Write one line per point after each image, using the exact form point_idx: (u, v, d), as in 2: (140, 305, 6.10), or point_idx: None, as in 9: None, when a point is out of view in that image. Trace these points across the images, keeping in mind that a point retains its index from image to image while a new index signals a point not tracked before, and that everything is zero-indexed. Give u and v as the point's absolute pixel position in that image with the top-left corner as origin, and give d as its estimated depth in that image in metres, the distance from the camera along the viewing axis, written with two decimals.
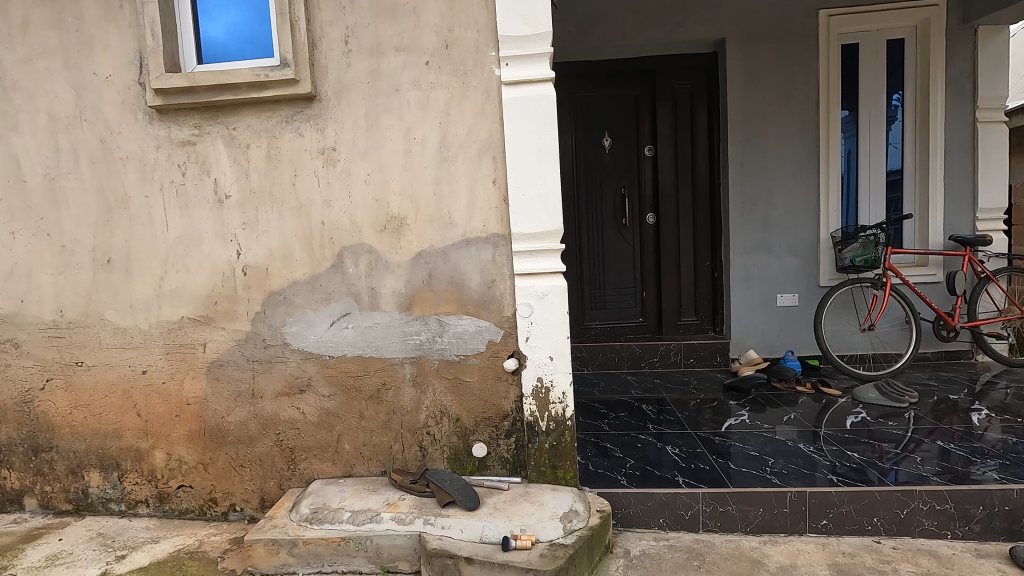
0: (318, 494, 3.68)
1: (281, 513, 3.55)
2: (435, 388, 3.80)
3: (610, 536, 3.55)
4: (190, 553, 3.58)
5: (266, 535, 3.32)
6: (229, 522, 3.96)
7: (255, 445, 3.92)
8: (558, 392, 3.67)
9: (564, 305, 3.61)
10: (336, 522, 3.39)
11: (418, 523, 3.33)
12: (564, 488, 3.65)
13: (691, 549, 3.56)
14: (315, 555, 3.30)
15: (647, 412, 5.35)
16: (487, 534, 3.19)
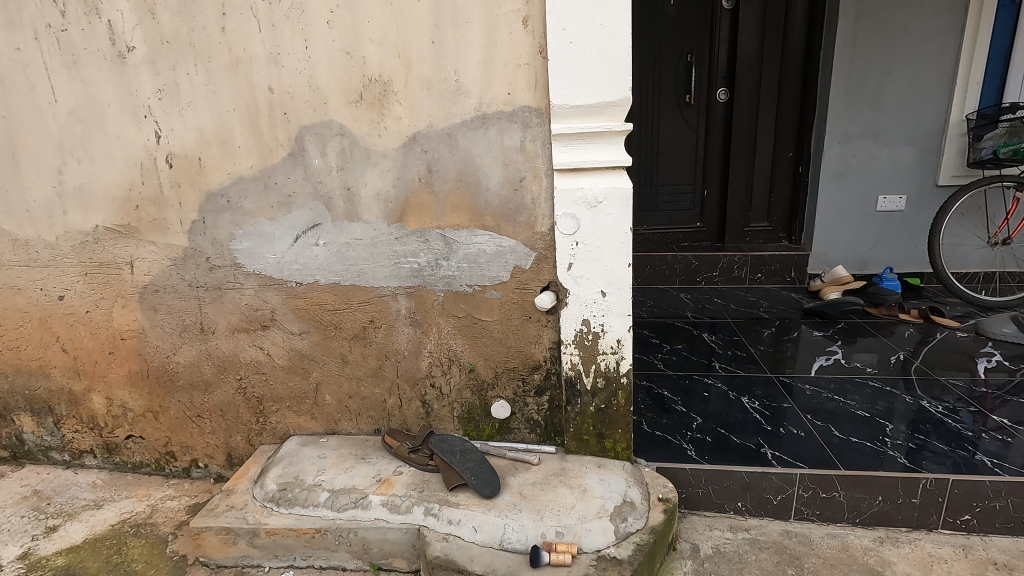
0: (291, 462, 2.83)
1: (242, 486, 2.72)
2: (441, 329, 2.79)
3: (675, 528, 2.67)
4: (135, 527, 2.83)
5: (217, 522, 2.51)
6: (192, 480, 3.20)
7: (213, 392, 3.06)
8: (611, 340, 2.62)
9: (625, 219, 2.44)
10: (310, 507, 2.56)
11: (417, 513, 2.48)
12: (613, 464, 2.74)
13: (782, 549, 2.66)
14: (283, 548, 2.51)
15: (710, 344, 4.32)
16: (509, 539, 2.32)
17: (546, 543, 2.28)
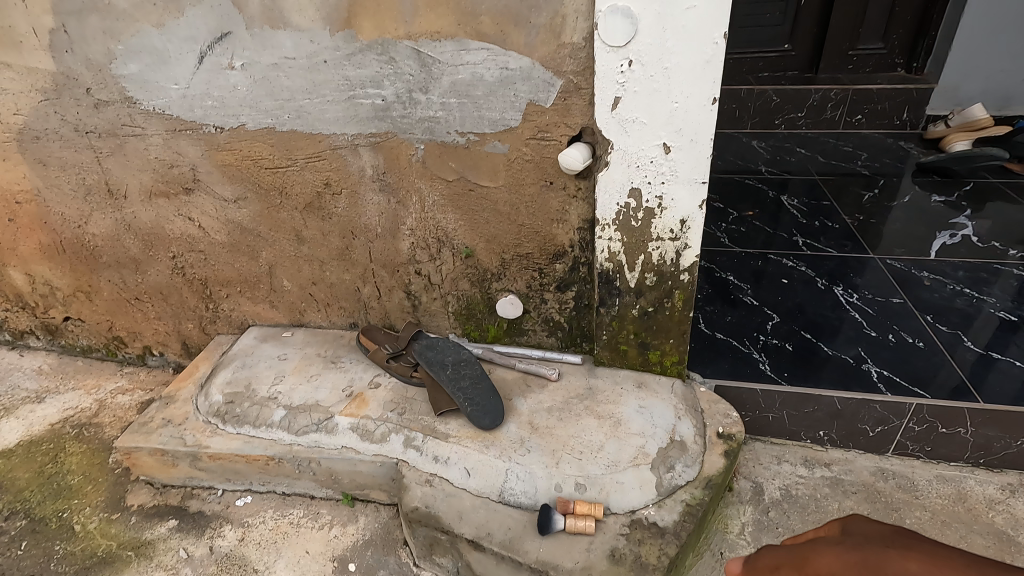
0: (244, 364, 2.24)
1: (186, 393, 2.18)
2: (425, 199, 1.95)
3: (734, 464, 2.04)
4: (78, 429, 2.40)
5: (149, 442, 2.00)
6: (149, 370, 2.71)
7: (147, 273, 2.40)
8: (670, 221, 1.76)
9: (718, 18, 1.41)
10: (263, 428, 2.01)
11: (395, 444, 1.91)
12: (657, 384, 2.05)
13: (875, 495, 2.02)
14: (235, 472, 2.03)
15: (791, 211, 3.35)
16: (513, 490, 1.74)
17: (561, 500, 1.68)
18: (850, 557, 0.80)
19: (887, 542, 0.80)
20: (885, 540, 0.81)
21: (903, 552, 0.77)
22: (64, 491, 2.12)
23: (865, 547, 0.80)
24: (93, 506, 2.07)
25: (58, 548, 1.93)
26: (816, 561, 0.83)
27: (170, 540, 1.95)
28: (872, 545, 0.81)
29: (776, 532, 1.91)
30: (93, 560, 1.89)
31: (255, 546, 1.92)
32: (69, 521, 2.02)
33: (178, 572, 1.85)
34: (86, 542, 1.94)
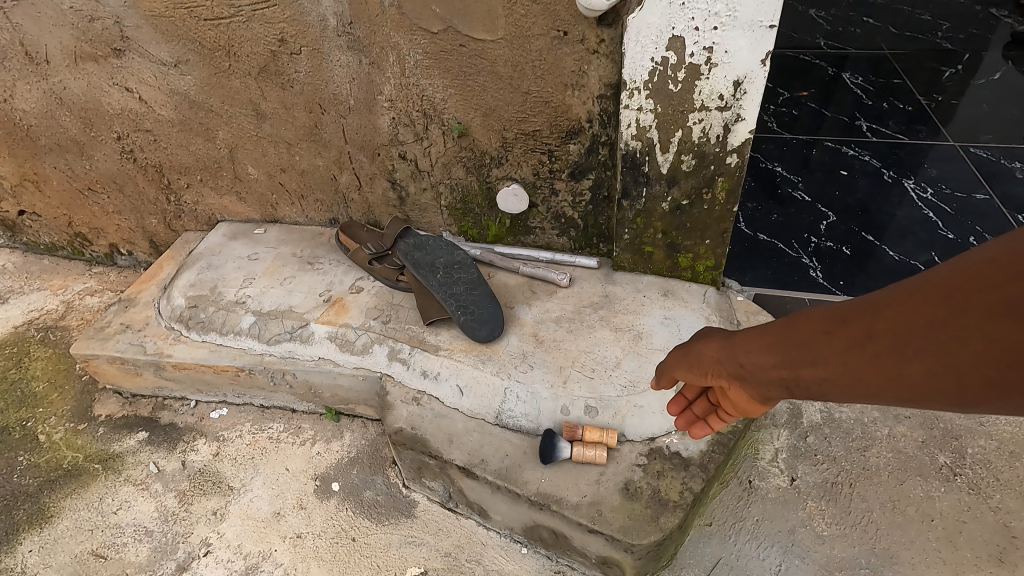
0: (210, 265, 1.96)
1: (147, 297, 1.93)
2: (404, 59, 1.54)
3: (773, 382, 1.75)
4: (43, 333, 2.19)
5: (106, 350, 1.79)
6: (120, 270, 2.46)
7: (94, 158, 2.06)
8: (720, 83, 1.34)
9: None
10: (230, 337, 1.76)
11: (379, 357, 1.65)
12: (687, 293, 1.73)
13: (932, 421, 1.75)
14: (205, 384, 1.82)
15: (853, 92, 2.82)
16: (512, 412, 1.50)
17: (568, 427, 1.43)
18: (674, 353, 1.11)
19: (700, 333, 1.08)
20: (704, 329, 1.09)
21: (702, 336, 1.05)
22: (28, 399, 1.96)
23: (686, 341, 1.10)
24: (58, 416, 1.90)
25: (21, 458, 1.79)
26: (665, 361, 1.16)
27: (140, 454, 1.79)
28: (693, 338, 1.09)
29: (815, 459, 1.68)
30: (59, 474, 1.74)
31: (231, 463, 1.75)
32: (34, 431, 1.86)
33: (148, 487, 1.70)
34: (51, 454, 1.79)
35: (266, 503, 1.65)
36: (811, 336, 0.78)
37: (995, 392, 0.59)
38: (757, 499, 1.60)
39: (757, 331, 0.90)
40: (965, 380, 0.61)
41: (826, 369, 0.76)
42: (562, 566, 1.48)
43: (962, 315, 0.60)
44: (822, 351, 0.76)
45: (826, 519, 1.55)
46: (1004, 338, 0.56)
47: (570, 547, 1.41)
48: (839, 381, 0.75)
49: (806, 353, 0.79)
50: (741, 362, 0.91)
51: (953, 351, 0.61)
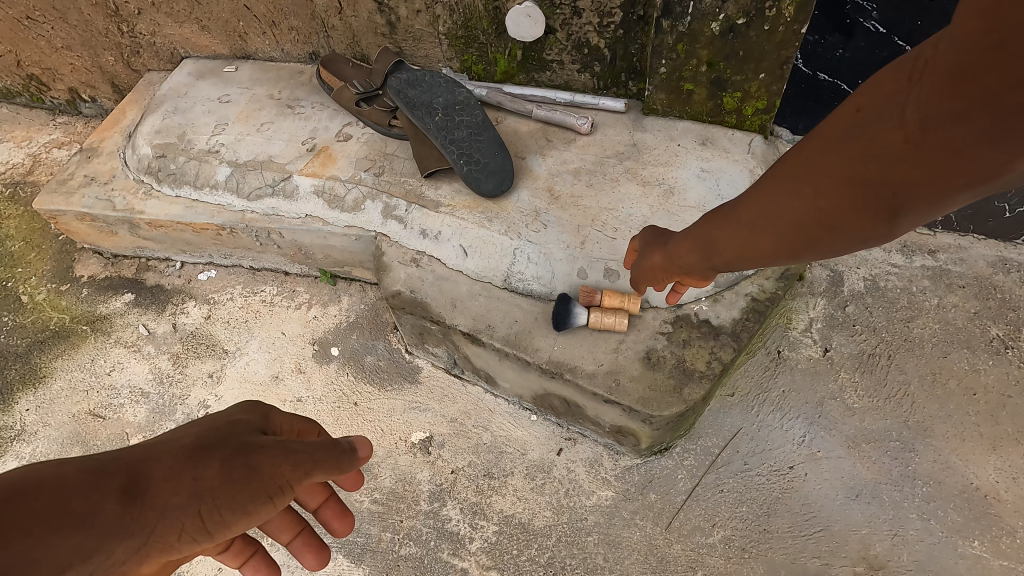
0: (177, 109, 1.71)
1: (111, 146, 1.71)
2: None
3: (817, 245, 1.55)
4: (12, 189, 2.00)
5: (72, 204, 1.61)
6: (87, 120, 2.20)
7: None
8: None
9: None
10: (205, 191, 1.56)
11: (372, 214, 1.46)
12: (730, 142, 1.47)
13: (989, 291, 1.57)
14: (187, 243, 1.66)
15: None
16: (523, 276, 1.33)
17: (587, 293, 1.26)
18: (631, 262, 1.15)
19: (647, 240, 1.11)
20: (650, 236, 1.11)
21: (647, 244, 1.09)
22: (5, 259, 1.82)
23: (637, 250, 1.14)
24: (39, 276, 1.78)
25: (6, 319, 1.70)
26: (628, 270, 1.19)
27: (128, 316, 1.69)
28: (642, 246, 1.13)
29: (853, 330, 1.53)
30: (47, 335, 1.66)
31: (224, 326, 1.65)
32: (15, 291, 1.75)
33: (140, 350, 1.62)
34: (36, 314, 1.70)
35: (264, 367, 1.57)
36: (712, 221, 0.83)
37: (833, 232, 0.65)
38: (785, 370, 1.48)
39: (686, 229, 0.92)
40: (814, 230, 0.66)
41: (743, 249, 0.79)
42: (573, 434, 1.41)
43: (803, 175, 0.64)
44: (720, 233, 0.81)
45: (859, 391, 1.44)
46: (830, 188, 0.61)
47: (582, 415, 1.32)
48: (755, 254, 0.78)
49: (708, 237, 0.84)
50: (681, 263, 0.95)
51: (799, 208, 0.66)
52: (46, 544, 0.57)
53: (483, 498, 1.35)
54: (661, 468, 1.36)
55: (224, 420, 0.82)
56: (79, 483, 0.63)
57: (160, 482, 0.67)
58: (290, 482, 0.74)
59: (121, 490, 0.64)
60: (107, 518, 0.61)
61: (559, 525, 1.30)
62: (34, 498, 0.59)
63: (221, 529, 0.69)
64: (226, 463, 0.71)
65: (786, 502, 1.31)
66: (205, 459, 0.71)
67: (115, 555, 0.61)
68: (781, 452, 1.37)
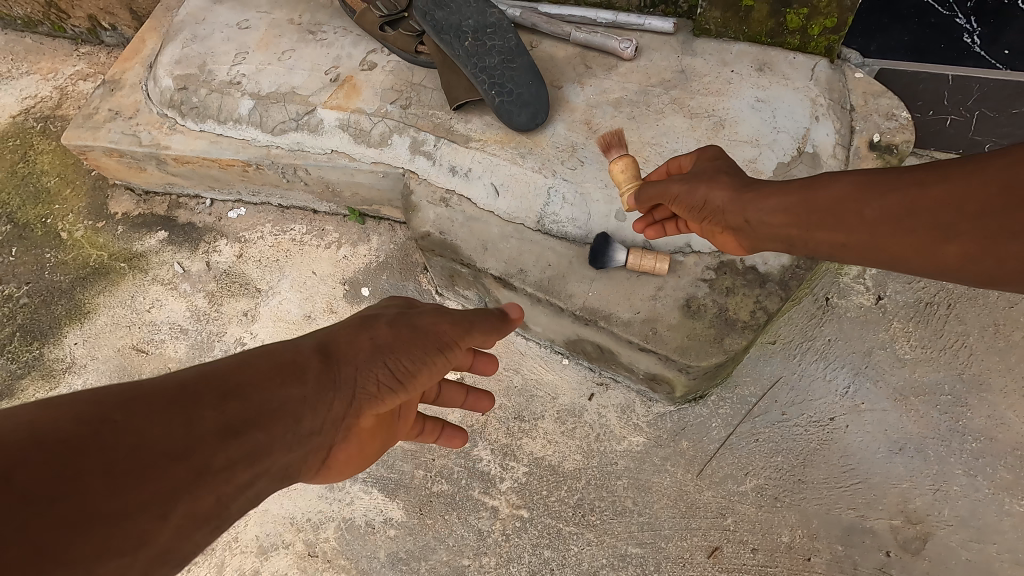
0: (196, 37, 1.62)
1: (132, 78, 1.66)
2: None
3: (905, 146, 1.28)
4: (43, 123, 1.99)
5: (99, 140, 1.58)
6: (109, 50, 2.14)
7: None
8: None
9: None
10: (229, 125, 1.51)
11: (401, 149, 1.39)
12: (790, 68, 1.32)
13: None
14: (215, 179, 1.63)
15: None
16: (558, 217, 1.26)
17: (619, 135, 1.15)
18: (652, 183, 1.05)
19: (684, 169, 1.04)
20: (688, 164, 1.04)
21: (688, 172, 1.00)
22: (42, 195, 1.84)
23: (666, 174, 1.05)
24: (76, 212, 1.80)
25: (49, 256, 1.73)
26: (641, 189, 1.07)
27: (163, 254, 1.70)
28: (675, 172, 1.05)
29: (911, 276, 1.42)
30: (87, 271, 1.69)
31: (255, 265, 1.65)
32: (55, 228, 1.78)
33: (177, 287, 1.64)
34: (76, 251, 1.73)
35: (296, 306, 1.58)
36: (812, 194, 0.81)
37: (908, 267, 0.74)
38: (833, 318, 1.40)
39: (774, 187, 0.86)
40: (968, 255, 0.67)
41: (857, 237, 0.76)
42: (605, 379, 1.39)
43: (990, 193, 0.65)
44: (822, 210, 0.79)
45: (912, 341, 1.36)
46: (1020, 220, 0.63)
47: (616, 361, 1.29)
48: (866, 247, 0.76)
49: (799, 205, 0.81)
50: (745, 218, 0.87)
51: (940, 235, 0.69)
52: (276, 396, 0.70)
53: (514, 440, 1.35)
54: (695, 416, 1.34)
55: (392, 304, 0.96)
56: (281, 358, 0.76)
57: (345, 350, 0.81)
58: (451, 336, 0.87)
59: (321, 359, 0.78)
60: (317, 375, 0.75)
61: (588, 468, 1.30)
62: (258, 364, 0.73)
63: (411, 380, 0.82)
64: (393, 330, 0.85)
65: (823, 453, 1.28)
66: (374, 329, 0.85)
67: (335, 405, 0.76)
68: (822, 404, 1.32)
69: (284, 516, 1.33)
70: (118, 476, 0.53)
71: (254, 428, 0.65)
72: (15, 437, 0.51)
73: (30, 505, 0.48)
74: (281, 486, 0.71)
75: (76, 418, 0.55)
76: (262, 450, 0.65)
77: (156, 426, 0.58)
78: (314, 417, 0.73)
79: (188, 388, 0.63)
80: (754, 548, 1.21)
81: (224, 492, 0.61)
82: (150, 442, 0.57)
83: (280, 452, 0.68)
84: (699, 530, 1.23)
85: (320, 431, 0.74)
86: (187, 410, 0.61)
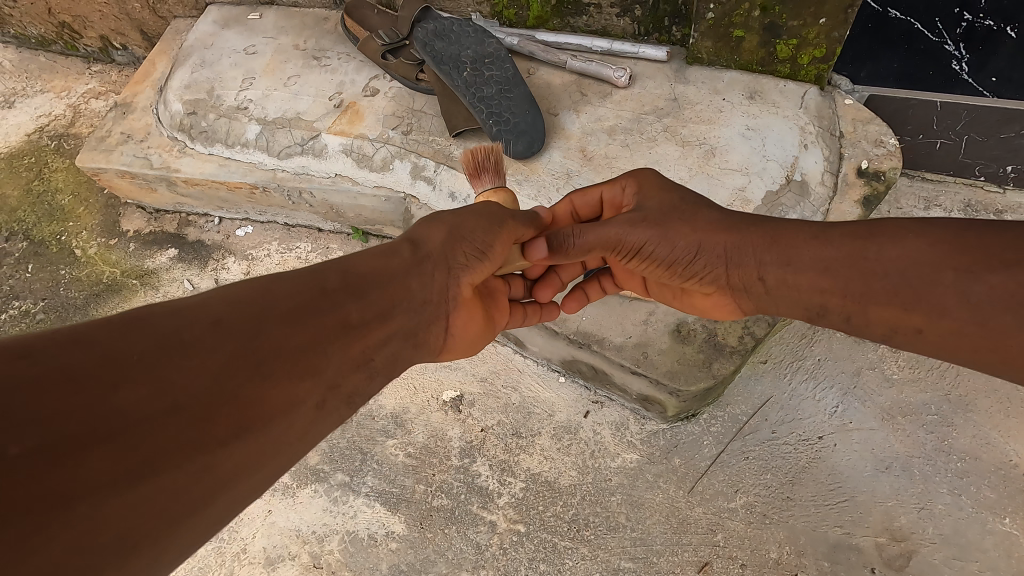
0: (204, 62, 1.67)
1: (144, 101, 1.71)
2: None
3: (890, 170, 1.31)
4: (57, 141, 2.05)
5: (112, 162, 1.64)
6: (120, 68, 2.20)
7: None
8: None
9: None
10: (237, 149, 1.56)
11: (402, 174, 1.43)
12: (781, 95, 1.35)
13: None
14: (223, 200, 1.69)
15: None
16: None
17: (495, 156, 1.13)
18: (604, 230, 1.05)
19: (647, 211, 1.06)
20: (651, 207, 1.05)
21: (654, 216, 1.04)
22: (57, 213, 1.90)
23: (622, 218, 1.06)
24: (90, 230, 1.86)
25: (64, 272, 1.79)
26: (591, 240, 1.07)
27: (173, 271, 1.75)
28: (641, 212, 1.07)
29: None
30: (101, 288, 1.75)
31: None
32: (69, 245, 1.84)
33: None
34: (90, 268, 1.78)
35: None
36: (866, 251, 0.86)
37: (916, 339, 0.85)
38: (823, 338, 1.43)
39: (803, 249, 0.93)
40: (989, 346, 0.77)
41: (885, 308, 0.85)
42: (600, 397, 1.43)
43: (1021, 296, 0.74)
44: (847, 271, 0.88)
45: (900, 362, 1.39)
46: None
47: (610, 381, 1.33)
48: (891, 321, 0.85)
49: (837, 263, 0.88)
50: (758, 277, 0.97)
51: (967, 323, 0.78)
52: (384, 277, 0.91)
53: (511, 456, 1.40)
54: (687, 434, 1.38)
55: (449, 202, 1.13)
56: (376, 253, 0.94)
57: (427, 243, 0.99)
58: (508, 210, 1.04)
59: (412, 247, 0.98)
60: (410, 262, 0.95)
61: (583, 484, 1.34)
62: (361, 258, 0.91)
63: (490, 251, 1.00)
64: (457, 216, 1.01)
65: (812, 471, 1.31)
66: (440, 221, 1.01)
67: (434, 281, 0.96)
68: (811, 422, 1.36)
69: (290, 529, 1.39)
70: (289, 323, 0.74)
71: (373, 296, 0.87)
72: (215, 304, 0.70)
73: (238, 352, 0.67)
74: (408, 356, 0.94)
75: (251, 289, 0.75)
76: (384, 313, 0.88)
77: (304, 293, 0.79)
78: (418, 286, 0.94)
79: (318, 273, 0.84)
80: (743, 564, 1.25)
81: (364, 344, 0.84)
82: (302, 304, 0.77)
83: (398, 317, 0.90)
84: (690, 546, 1.27)
85: (429, 303, 0.95)
86: (323, 285, 0.82)
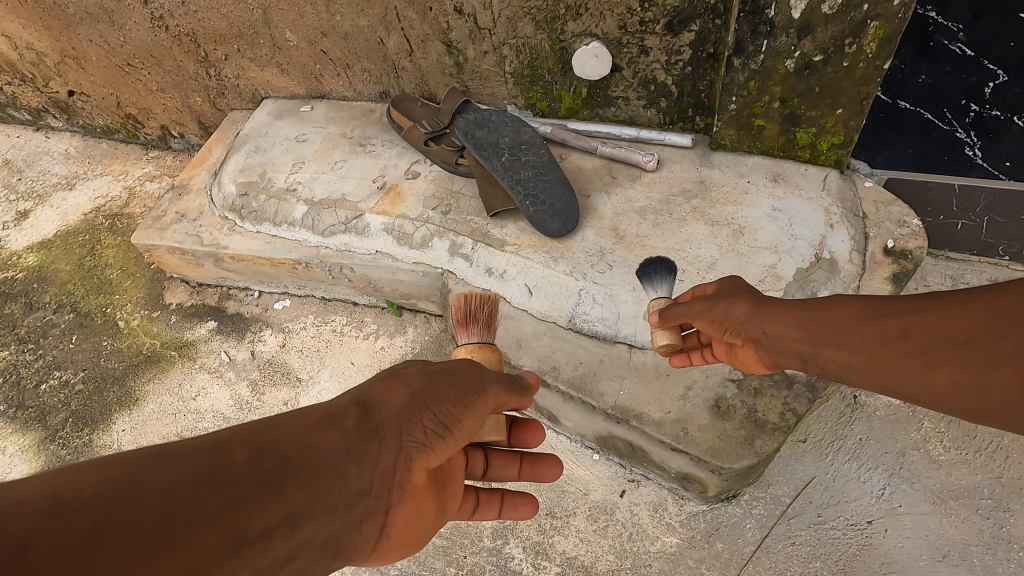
0: (258, 149, 1.81)
1: (199, 183, 1.83)
2: None
3: (919, 248, 1.33)
4: (111, 220, 2.18)
5: (165, 240, 1.73)
6: (175, 154, 2.37)
7: (127, 27, 1.87)
8: None
9: None
10: (284, 227, 1.65)
11: (440, 251, 1.50)
12: (803, 178, 1.42)
13: None
14: (265, 274, 1.76)
15: None
16: (588, 316, 1.33)
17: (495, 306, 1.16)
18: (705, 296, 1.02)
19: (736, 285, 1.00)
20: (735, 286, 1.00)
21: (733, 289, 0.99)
22: (105, 286, 1.99)
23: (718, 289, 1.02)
24: (134, 303, 1.93)
25: (106, 343, 1.85)
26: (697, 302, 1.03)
27: (211, 343, 1.80)
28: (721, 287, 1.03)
29: None
30: (140, 358, 1.79)
31: (297, 354, 1.73)
32: (113, 317, 1.91)
33: (223, 376, 1.72)
34: (132, 340, 1.84)
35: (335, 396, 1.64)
36: (838, 309, 0.81)
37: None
38: (863, 417, 1.41)
39: (795, 301, 0.88)
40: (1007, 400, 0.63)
41: (870, 358, 0.75)
42: (636, 475, 1.40)
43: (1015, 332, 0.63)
44: (832, 329, 0.80)
45: (945, 442, 1.36)
46: None
47: (647, 459, 1.31)
48: (873, 373, 0.76)
49: (809, 316, 0.84)
50: (763, 330, 0.89)
51: (959, 370, 0.67)
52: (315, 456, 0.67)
53: (546, 538, 1.35)
54: (728, 516, 1.33)
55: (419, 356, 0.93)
56: (312, 418, 0.71)
57: (381, 413, 0.76)
58: (480, 382, 0.86)
59: (361, 413, 0.75)
60: (353, 432, 0.72)
61: (621, 570, 1.28)
62: (288, 423, 0.68)
63: (457, 426, 0.80)
64: (427, 377, 0.83)
65: (864, 560, 1.25)
66: (405, 381, 0.82)
67: (382, 459, 0.73)
68: (858, 506, 1.30)
69: None
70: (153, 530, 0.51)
71: (290, 489, 0.62)
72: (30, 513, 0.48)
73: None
74: (326, 569, 0.67)
75: (103, 482, 0.52)
76: (299, 519, 0.62)
77: (185, 489, 0.55)
78: (358, 470, 0.70)
79: (219, 451, 0.60)
80: None
81: (258, 564, 0.58)
82: (174, 507, 0.53)
83: (320, 521, 0.65)
84: None
85: (367, 493, 0.70)
86: (220, 471, 0.58)
